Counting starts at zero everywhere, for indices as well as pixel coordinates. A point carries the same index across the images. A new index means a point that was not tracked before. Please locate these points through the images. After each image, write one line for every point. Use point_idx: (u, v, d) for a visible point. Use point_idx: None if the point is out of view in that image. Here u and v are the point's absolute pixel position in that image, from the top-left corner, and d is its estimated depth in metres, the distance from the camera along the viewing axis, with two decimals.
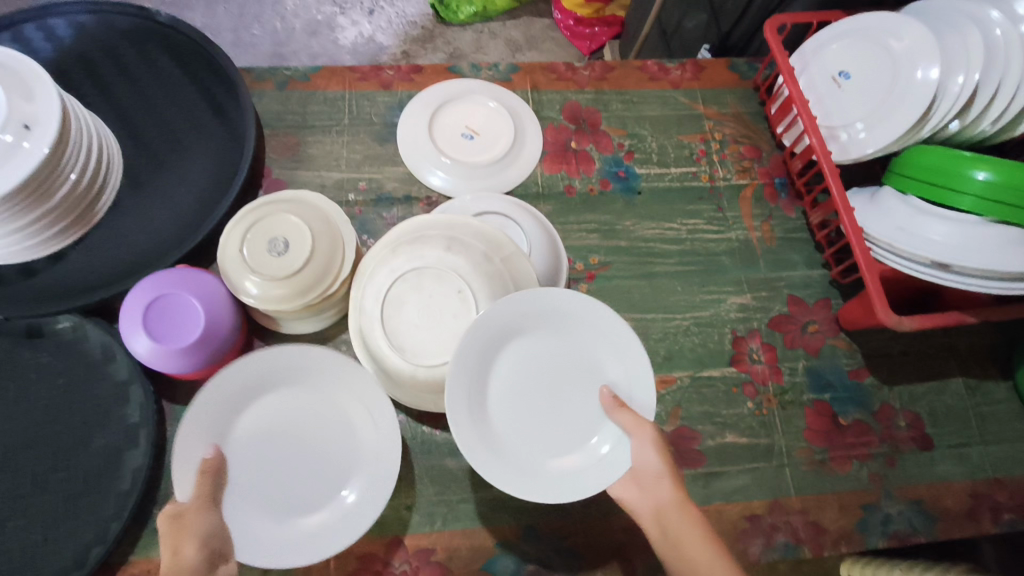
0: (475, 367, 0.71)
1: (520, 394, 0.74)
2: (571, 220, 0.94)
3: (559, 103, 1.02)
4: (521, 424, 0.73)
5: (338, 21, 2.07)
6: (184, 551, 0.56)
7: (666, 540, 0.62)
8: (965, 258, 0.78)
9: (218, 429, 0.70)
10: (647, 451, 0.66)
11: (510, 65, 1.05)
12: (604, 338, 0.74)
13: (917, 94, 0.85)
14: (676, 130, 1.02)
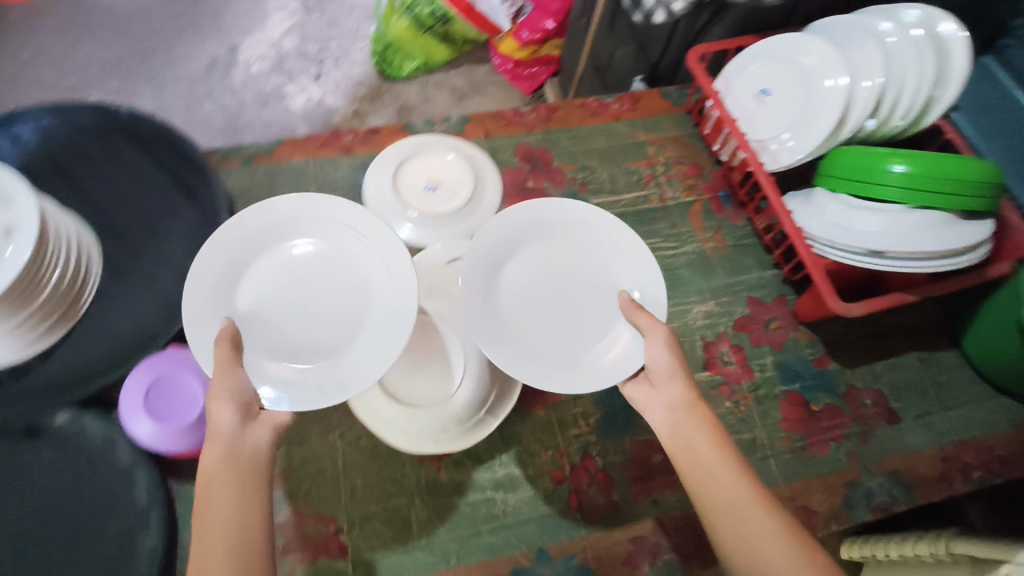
0: (486, 266, 0.80)
1: (533, 291, 0.82)
2: None
3: (512, 148, 1.09)
4: (533, 323, 0.80)
5: (287, 89, 2.14)
6: (221, 412, 0.67)
7: (676, 433, 0.71)
8: (897, 244, 0.86)
9: (226, 301, 0.76)
10: (661, 350, 0.73)
11: (462, 117, 1.12)
12: (616, 249, 0.83)
13: (832, 100, 0.95)
14: (623, 158, 1.10)
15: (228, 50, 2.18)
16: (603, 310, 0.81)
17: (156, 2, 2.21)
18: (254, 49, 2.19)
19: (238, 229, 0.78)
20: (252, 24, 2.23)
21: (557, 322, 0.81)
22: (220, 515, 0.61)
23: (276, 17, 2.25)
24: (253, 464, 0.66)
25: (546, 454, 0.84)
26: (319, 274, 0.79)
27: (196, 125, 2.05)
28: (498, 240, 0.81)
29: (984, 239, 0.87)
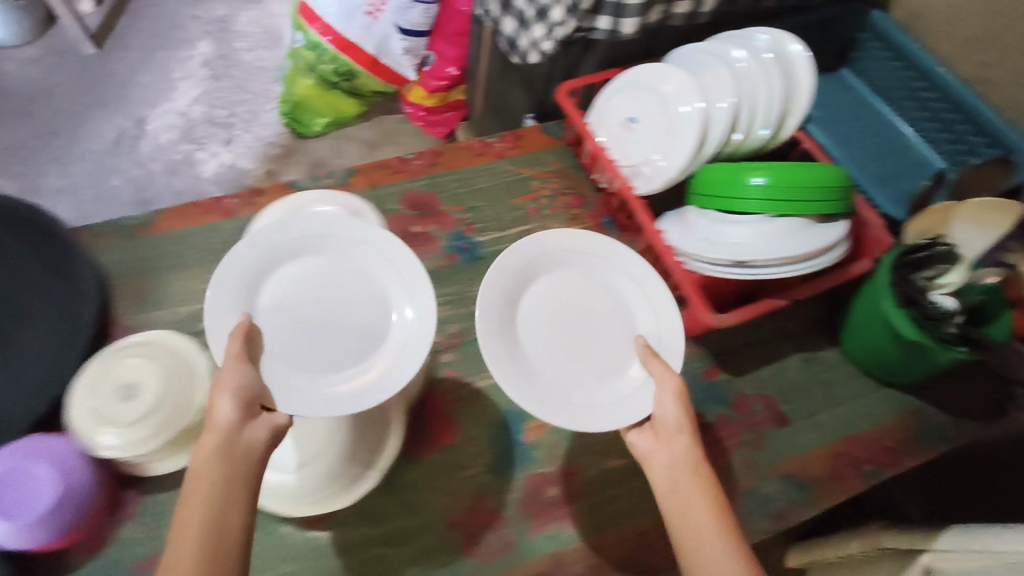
0: (508, 285, 0.87)
1: (553, 313, 0.89)
2: None
3: (398, 195, 1.09)
4: (544, 345, 0.87)
5: (197, 156, 2.12)
6: (220, 406, 0.66)
7: (675, 489, 0.69)
8: (757, 254, 0.90)
9: (248, 295, 0.79)
10: (670, 399, 0.75)
11: (347, 169, 1.12)
12: (639, 296, 0.91)
13: (692, 125, 0.99)
14: (508, 196, 1.12)
15: (136, 123, 2.15)
16: (618, 351, 0.88)
17: (59, 82, 2.19)
18: (161, 119, 2.17)
19: (272, 236, 0.80)
20: (160, 95, 2.22)
21: (569, 348, 0.88)
22: (200, 508, 0.60)
23: (183, 86, 2.25)
24: (246, 464, 0.64)
25: (443, 500, 0.83)
26: (342, 296, 0.82)
27: (104, 199, 2.01)
28: (525, 265, 0.89)
29: (841, 238, 0.92)
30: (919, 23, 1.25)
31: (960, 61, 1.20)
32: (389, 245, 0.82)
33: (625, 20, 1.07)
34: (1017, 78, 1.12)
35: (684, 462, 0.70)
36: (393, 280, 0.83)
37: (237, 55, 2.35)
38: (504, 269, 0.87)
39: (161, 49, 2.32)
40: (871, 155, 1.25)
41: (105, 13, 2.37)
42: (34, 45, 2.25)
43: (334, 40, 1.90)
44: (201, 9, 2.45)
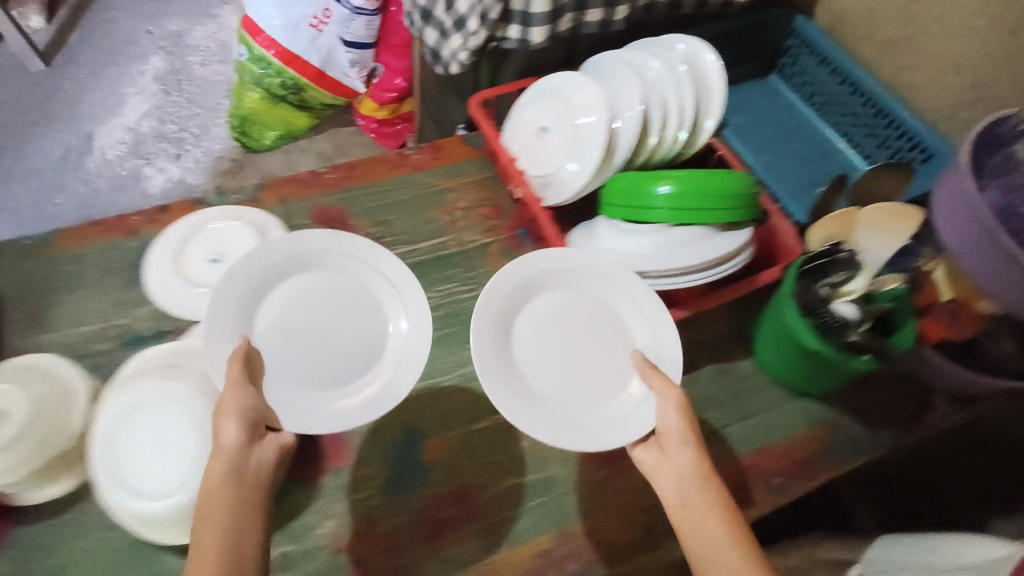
0: (507, 305, 0.87)
1: (547, 335, 0.88)
2: None
3: (309, 210, 1.07)
4: (540, 363, 0.87)
5: (144, 172, 2.09)
6: (226, 430, 0.69)
7: (684, 502, 0.70)
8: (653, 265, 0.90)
9: (243, 320, 0.80)
10: (672, 413, 0.77)
11: (258, 184, 1.10)
12: (635, 312, 0.89)
13: (597, 137, 0.98)
14: (424, 208, 1.09)
15: (82, 139, 2.12)
16: (614, 366, 0.88)
17: (7, 99, 2.16)
18: (110, 136, 2.13)
19: (259, 260, 0.81)
20: (108, 111, 2.18)
21: (565, 364, 0.87)
22: (220, 533, 0.63)
23: (133, 102, 2.21)
24: (258, 485, 0.68)
25: (328, 525, 0.82)
26: (336, 317, 0.84)
27: (48, 218, 1.98)
28: (522, 282, 0.88)
29: (744, 246, 0.91)
30: (842, 27, 1.25)
31: (882, 66, 1.20)
32: (388, 264, 0.86)
33: (533, 30, 1.04)
34: (934, 83, 1.12)
35: (692, 474, 0.72)
36: (386, 292, 0.87)
37: (190, 70, 2.31)
38: (502, 288, 0.86)
39: (112, 65, 2.27)
40: (796, 160, 1.24)
41: (55, 29, 2.34)
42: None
43: (279, 54, 1.88)
44: (155, 23, 2.40)
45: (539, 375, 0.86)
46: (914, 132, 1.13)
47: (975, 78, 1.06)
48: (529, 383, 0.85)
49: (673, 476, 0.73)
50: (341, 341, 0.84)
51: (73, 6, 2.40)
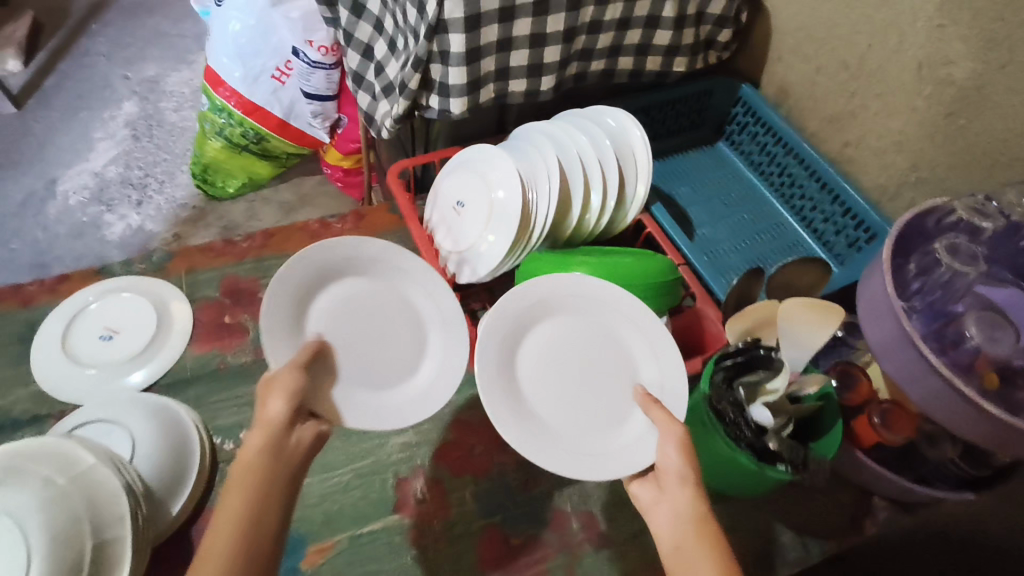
0: (513, 334, 0.84)
1: (552, 358, 0.85)
2: (223, 397, 0.91)
3: (218, 281, 1.01)
4: (549, 392, 0.84)
5: (105, 219, 1.99)
6: (274, 405, 0.64)
7: (680, 548, 0.59)
8: None
9: (300, 313, 0.81)
10: (674, 452, 0.68)
11: (166, 252, 1.05)
12: (641, 343, 0.86)
13: (510, 219, 0.93)
14: None
15: (46, 184, 2.03)
16: (621, 401, 0.84)
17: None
18: (75, 180, 2.06)
19: (316, 255, 0.83)
20: (76, 155, 2.11)
21: (576, 393, 0.84)
22: (232, 518, 0.54)
23: (102, 146, 2.15)
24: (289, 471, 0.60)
25: None
26: (377, 322, 0.86)
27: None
28: (527, 310, 0.85)
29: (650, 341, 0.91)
30: (786, 98, 1.21)
31: (828, 138, 1.15)
32: (432, 281, 0.89)
33: (453, 100, 0.99)
34: (879, 159, 1.07)
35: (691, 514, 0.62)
36: (428, 308, 0.90)
37: (162, 115, 2.26)
38: (506, 317, 0.83)
39: (84, 108, 2.23)
40: (743, 234, 1.18)
41: (32, 72, 2.31)
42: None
43: (240, 104, 1.84)
44: (133, 68, 2.36)
45: (548, 405, 0.83)
46: (858, 210, 1.08)
47: (917, 158, 1.01)
48: (540, 415, 0.83)
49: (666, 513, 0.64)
50: (370, 353, 0.83)
51: (52, 49, 2.39)
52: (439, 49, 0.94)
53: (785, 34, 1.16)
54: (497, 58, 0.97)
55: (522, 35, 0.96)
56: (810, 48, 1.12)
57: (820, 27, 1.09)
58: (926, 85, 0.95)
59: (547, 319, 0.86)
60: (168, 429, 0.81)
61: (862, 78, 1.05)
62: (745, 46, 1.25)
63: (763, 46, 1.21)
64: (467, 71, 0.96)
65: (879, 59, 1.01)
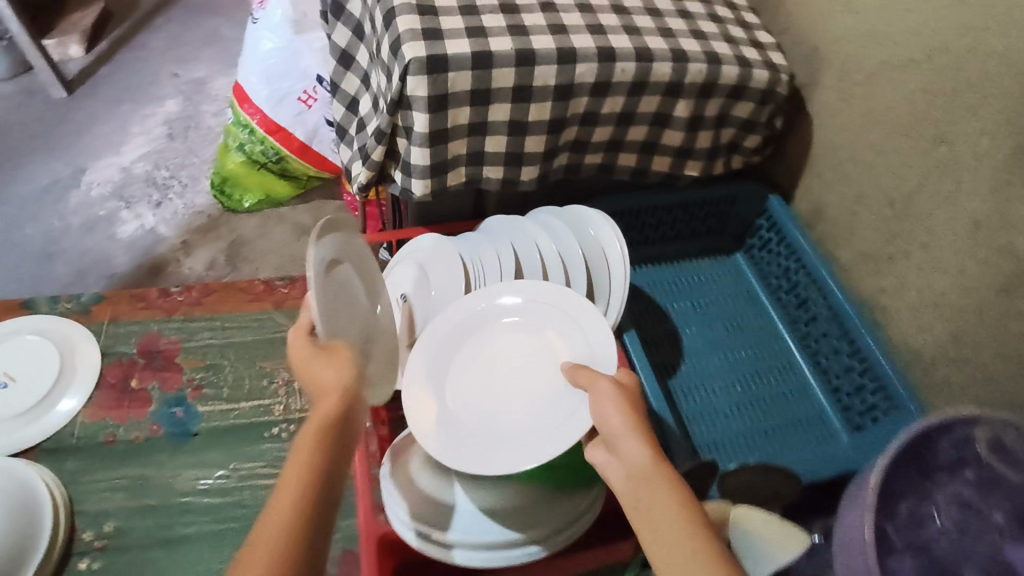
0: (445, 360, 0.80)
1: (487, 373, 0.79)
2: (99, 477, 0.82)
3: (136, 336, 0.94)
4: (483, 403, 0.77)
5: (121, 216, 1.97)
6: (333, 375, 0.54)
7: (640, 508, 0.54)
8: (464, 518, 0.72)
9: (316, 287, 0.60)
10: (611, 409, 0.62)
11: (95, 294, 0.98)
12: (564, 319, 0.78)
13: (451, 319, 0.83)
14: (261, 356, 0.94)
15: (74, 172, 2.05)
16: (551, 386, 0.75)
17: (20, 120, 2.14)
18: (102, 172, 2.06)
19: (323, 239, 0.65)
20: (108, 148, 2.11)
21: (511, 395, 0.76)
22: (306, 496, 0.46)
23: (134, 142, 2.14)
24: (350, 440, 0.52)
25: None
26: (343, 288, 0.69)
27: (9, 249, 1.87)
28: (456, 336, 0.82)
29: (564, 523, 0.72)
30: (820, 221, 1.03)
31: (859, 278, 0.97)
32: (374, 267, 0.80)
33: (414, 181, 0.86)
34: (914, 317, 0.88)
35: (647, 471, 0.56)
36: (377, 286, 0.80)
37: (201, 118, 2.22)
38: (431, 346, 0.81)
39: (128, 101, 2.24)
40: (740, 371, 1.00)
41: (90, 59, 2.34)
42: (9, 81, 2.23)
43: (263, 122, 1.75)
44: (184, 66, 2.36)
45: (485, 416, 0.76)
46: (877, 372, 0.90)
47: (961, 329, 0.81)
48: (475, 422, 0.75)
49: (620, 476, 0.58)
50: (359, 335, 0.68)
51: (115, 39, 2.42)
52: (403, 124, 0.82)
53: (828, 147, 0.98)
54: (469, 141, 0.85)
55: (499, 120, 0.83)
56: (852, 172, 0.95)
57: (866, 149, 0.91)
58: (984, 247, 0.77)
59: (477, 335, 0.82)
60: (17, 513, 0.73)
61: (908, 219, 0.87)
62: (782, 152, 1.07)
63: (802, 156, 1.03)
64: (431, 153, 0.83)
65: (931, 202, 0.83)
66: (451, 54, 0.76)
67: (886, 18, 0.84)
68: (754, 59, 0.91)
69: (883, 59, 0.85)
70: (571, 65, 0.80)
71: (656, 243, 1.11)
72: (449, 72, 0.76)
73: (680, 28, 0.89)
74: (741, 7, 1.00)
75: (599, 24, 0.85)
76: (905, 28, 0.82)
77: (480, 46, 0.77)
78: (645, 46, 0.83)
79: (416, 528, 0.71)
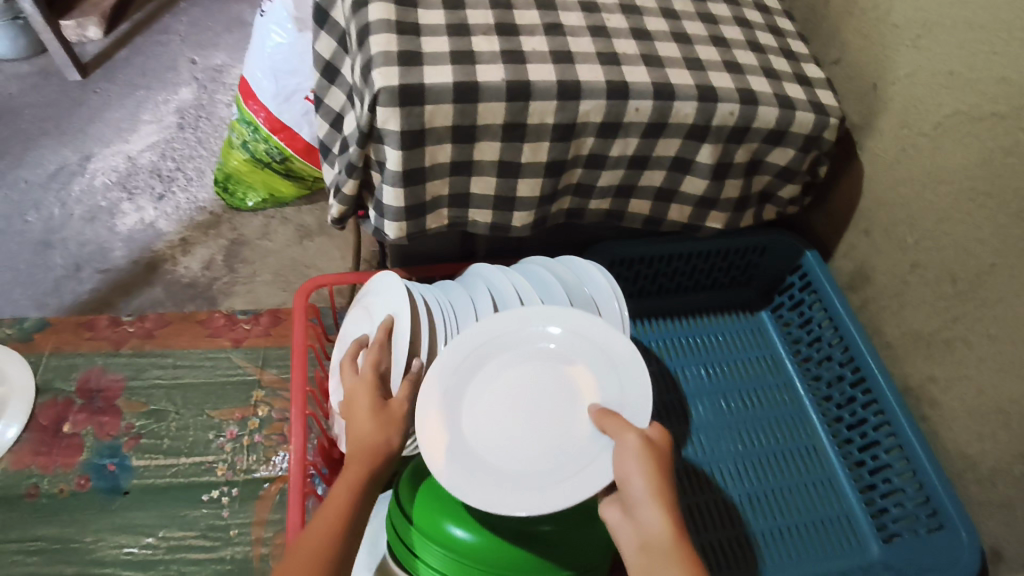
0: (459, 385, 0.63)
1: (512, 399, 0.64)
2: (11, 536, 0.72)
3: (77, 371, 0.84)
4: (502, 436, 0.62)
5: (122, 207, 1.57)
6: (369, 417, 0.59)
7: None
8: None
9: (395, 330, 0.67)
10: (635, 468, 0.51)
11: (42, 320, 0.89)
12: (595, 351, 0.64)
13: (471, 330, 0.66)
14: (211, 404, 0.83)
15: (81, 159, 1.63)
16: (574, 431, 0.61)
17: (30, 103, 1.71)
18: (107, 160, 1.64)
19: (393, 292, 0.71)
20: (115, 135, 1.68)
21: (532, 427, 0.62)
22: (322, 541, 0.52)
23: (143, 130, 1.69)
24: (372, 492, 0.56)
25: None
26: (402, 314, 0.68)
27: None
28: (483, 349, 0.65)
29: None
30: (864, 284, 0.88)
31: (906, 358, 0.82)
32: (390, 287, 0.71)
33: (387, 222, 0.74)
34: (972, 419, 0.73)
35: (666, 556, 0.47)
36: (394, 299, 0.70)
37: (215, 108, 1.75)
38: (444, 369, 0.63)
39: (142, 87, 1.77)
40: (759, 453, 0.87)
41: (107, 42, 1.86)
42: (26, 62, 1.78)
43: (268, 121, 1.37)
44: (203, 53, 1.86)
45: (502, 451, 0.61)
46: (913, 466, 0.76)
47: None
48: (494, 460, 0.61)
49: (634, 547, 0.50)
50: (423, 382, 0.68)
51: (138, 20, 1.92)
52: (375, 158, 0.71)
53: (878, 203, 0.83)
54: (452, 181, 0.73)
55: (487, 158, 0.71)
56: (907, 236, 0.80)
57: (926, 213, 0.77)
58: None
59: (495, 356, 0.65)
60: None
61: (971, 303, 0.73)
62: (824, 200, 0.93)
63: (847, 209, 0.89)
64: (406, 193, 0.71)
65: (1002, 286, 0.69)
66: (429, 83, 0.64)
67: (966, 59, 0.69)
68: (799, 98, 0.77)
69: (956, 108, 0.71)
70: (574, 102, 0.68)
71: (670, 294, 0.98)
72: (426, 105, 0.65)
73: (711, 58, 0.76)
74: (788, 32, 0.85)
75: (613, 52, 0.72)
76: (987, 75, 0.67)
77: (466, 75, 0.65)
78: (666, 81, 0.71)
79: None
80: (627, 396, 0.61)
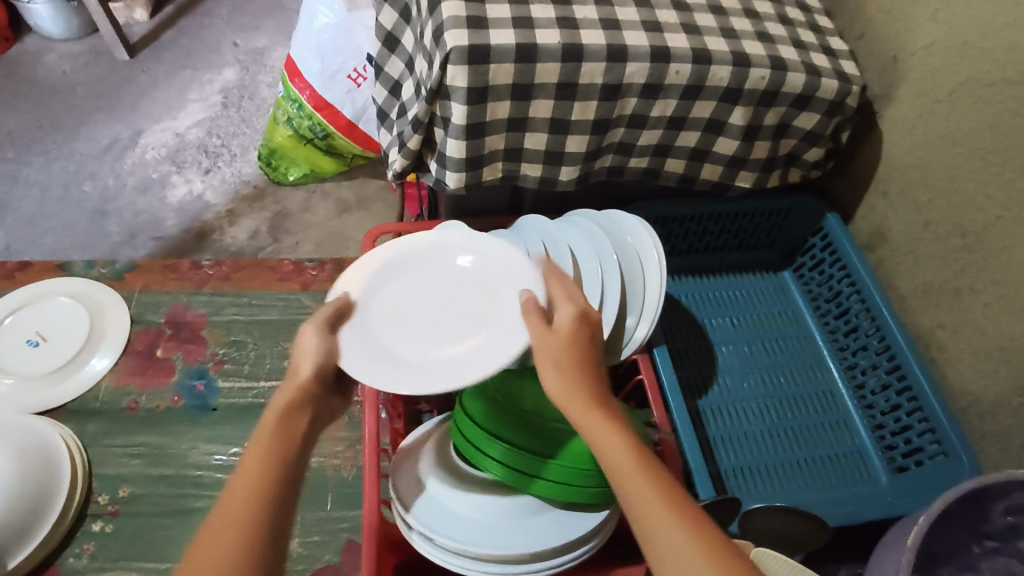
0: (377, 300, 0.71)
1: (424, 312, 0.72)
2: (117, 441, 0.85)
3: (164, 306, 0.97)
4: (413, 344, 0.69)
5: (172, 179, 1.62)
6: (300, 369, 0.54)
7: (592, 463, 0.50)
8: (478, 523, 0.67)
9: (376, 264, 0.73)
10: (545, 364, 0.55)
11: (130, 262, 1.03)
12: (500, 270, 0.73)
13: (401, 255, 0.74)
14: (282, 338, 0.95)
15: (132, 134, 1.70)
16: (474, 333, 0.69)
17: (84, 80, 1.79)
18: (157, 136, 1.70)
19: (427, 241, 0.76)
20: (164, 112, 1.75)
21: (432, 332, 0.70)
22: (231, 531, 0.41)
23: (191, 108, 1.76)
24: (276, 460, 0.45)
25: None
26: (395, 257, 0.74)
27: (45, 218, 1.52)
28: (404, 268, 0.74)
29: (595, 533, 0.68)
30: (881, 243, 0.95)
31: (918, 308, 0.89)
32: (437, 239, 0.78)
33: (448, 173, 0.83)
34: (977, 360, 0.80)
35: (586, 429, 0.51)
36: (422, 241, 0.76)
37: (258, 88, 1.81)
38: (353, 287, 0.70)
39: (189, 67, 1.85)
40: (778, 395, 0.94)
41: (154, 24, 1.96)
42: (77, 42, 1.87)
43: (311, 98, 1.43)
44: (245, 35, 1.94)
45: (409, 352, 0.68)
46: (920, 397, 0.84)
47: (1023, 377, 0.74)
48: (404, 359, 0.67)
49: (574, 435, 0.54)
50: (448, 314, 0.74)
51: (180, 4, 2.02)
52: (441, 114, 0.79)
53: (895, 166, 0.91)
54: (508, 136, 0.81)
55: (540, 116, 0.79)
56: (922, 197, 0.87)
57: (938, 173, 0.84)
58: None
59: (403, 277, 0.74)
60: (32, 472, 0.77)
61: (978, 254, 0.80)
62: (846, 166, 1.00)
63: (867, 173, 0.96)
64: (468, 146, 0.80)
65: (1006, 236, 0.76)
66: (494, 44, 0.73)
67: (977, 29, 0.76)
68: (824, 66, 0.84)
69: (969, 75, 0.78)
70: (621, 64, 0.76)
71: (701, 253, 1.05)
72: (490, 64, 0.73)
73: (745, 29, 0.83)
74: (814, 9, 0.93)
75: (656, 20, 0.80)
76: (995, 45, 0.75)
77: (526, 38, 0.74)
78: (703, 47, 0.78)
79: (419, 529, 0.67)
80: (526, 287, 0.68)
